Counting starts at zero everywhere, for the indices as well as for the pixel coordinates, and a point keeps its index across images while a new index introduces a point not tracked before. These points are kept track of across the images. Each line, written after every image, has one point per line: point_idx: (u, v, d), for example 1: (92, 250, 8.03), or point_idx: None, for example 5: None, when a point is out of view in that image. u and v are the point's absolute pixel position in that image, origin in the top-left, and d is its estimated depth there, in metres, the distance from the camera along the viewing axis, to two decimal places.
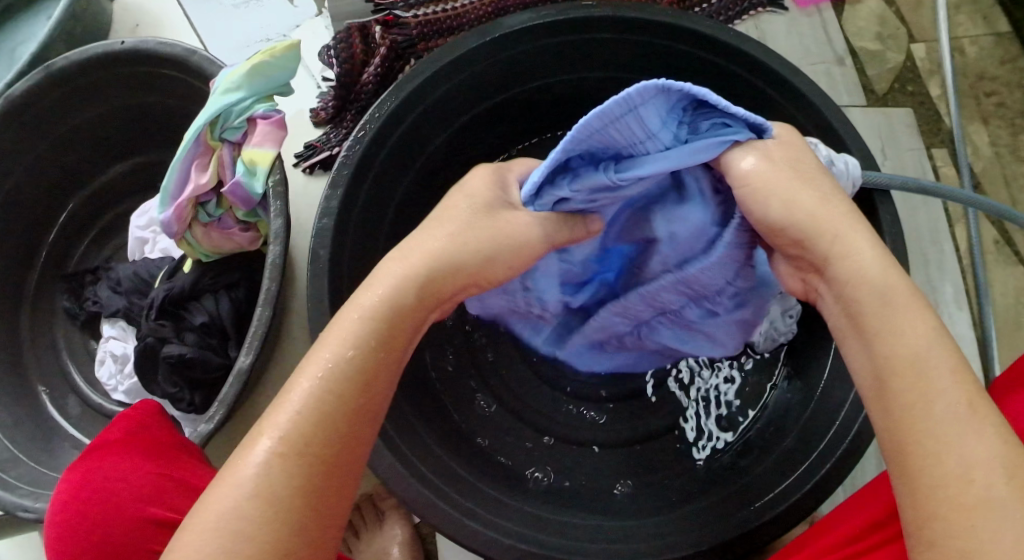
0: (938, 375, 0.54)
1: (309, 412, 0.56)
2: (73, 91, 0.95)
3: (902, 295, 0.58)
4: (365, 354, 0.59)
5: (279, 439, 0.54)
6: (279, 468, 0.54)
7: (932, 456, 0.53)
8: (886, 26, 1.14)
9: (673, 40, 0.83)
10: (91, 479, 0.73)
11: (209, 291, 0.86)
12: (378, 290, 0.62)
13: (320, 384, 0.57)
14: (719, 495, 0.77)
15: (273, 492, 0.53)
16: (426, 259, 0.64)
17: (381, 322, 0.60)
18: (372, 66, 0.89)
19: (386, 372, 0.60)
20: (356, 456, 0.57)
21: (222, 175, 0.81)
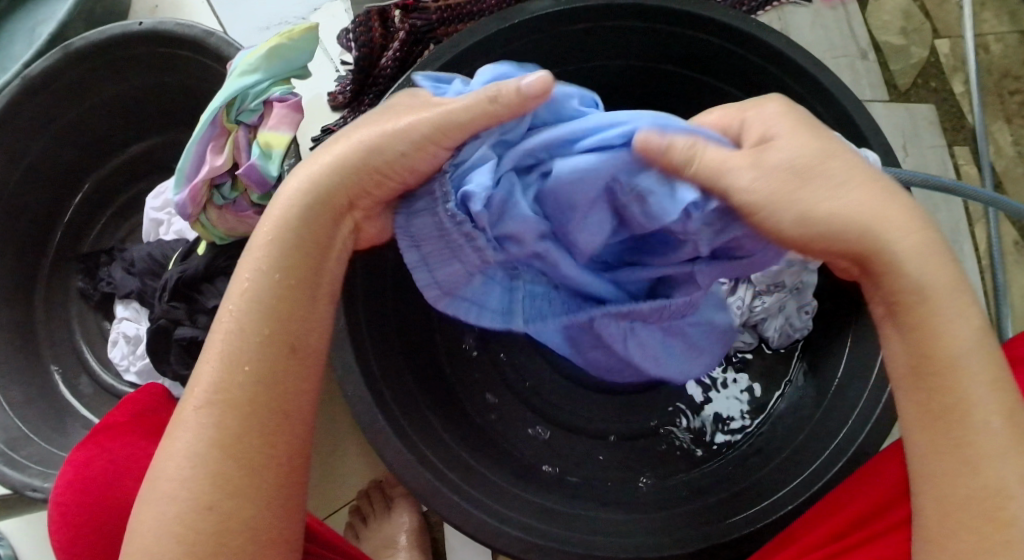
0: (973, 379, 0.55)
1: (234, 350, 0.57)
2: (90, 71, 0.95)
3: (938, 286, 0.55)
4: (266, 293, 0.57)
5: (210, 387, 0.56)
6: (207, 424, 0.56)
7: (968, 470, 0.55)
8: (912, 21, 1.12)
9: (695, 31, 0.82)
10: (94, 462, 0.73)
11: (222, 273, 0.86)
12: (283, 206, 0.58)
13: (227, 333, 0.57)
14: (729, 492, 0.76)
15: (224, 431, 0.56)
16: (319, 176, 0.58)
17: (296, 242, 0.58)
18: (390, 50, 0.89)
19: (311, 286, 0.59)
20: (303, 370, 0.59)
21: (238, 158, 0.81)
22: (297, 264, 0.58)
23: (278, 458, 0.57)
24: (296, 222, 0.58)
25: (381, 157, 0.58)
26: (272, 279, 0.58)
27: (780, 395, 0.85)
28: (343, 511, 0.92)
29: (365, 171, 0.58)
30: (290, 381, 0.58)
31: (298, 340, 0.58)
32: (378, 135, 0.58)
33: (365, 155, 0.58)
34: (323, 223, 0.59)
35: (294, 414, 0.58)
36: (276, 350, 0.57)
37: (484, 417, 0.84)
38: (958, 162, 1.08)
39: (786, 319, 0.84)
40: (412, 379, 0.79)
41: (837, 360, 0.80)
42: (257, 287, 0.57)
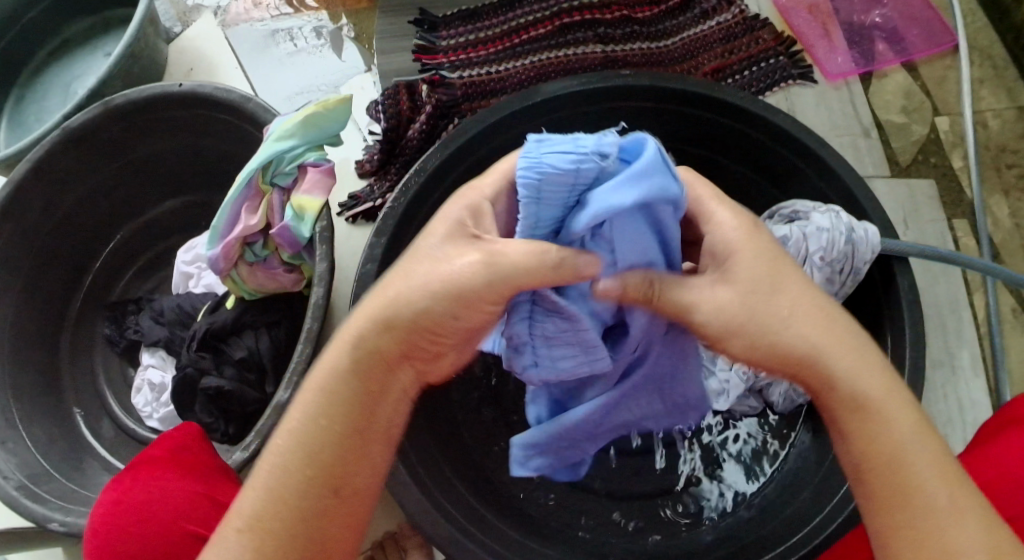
0: (916, 454, 0.58)
1: (280, 472, 0.60)
2: (129, 126, 1.00)
3: (876, 389, 0.60)
4: (317, 434, 0.60)
5: (246, 514, 0.60)
6: (251, 541, 0.59)
7: (915, 544, 0.57)
8: (912, 100, 1.17)
9: (709, 111, 0.87)
10: (130, 494, 0.76)
11: (250, 327, 0.90)
12: (352, 332, 0.61)
13: (284, 448, 0.61)
14: (734, 548, 0.78)
15: (264, 550, 0.59)
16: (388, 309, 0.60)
17: (350, 367, 0.61)
18: (417, 123, 0.94)
19: (366, 429, 0.61)
20: (355, 504, 0.62)
21: (271, 219, 0.85)
22: (350, 406, 0.61)
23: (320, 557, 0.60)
24: (334, 387, 0.61)
25: (415, 318, 0.60)
26: (322, 425, 0.61)
27: (786, 456, 0.88)
28: None
29: (411, 337, 0.61)
30: (334, 516, 0.61)
31: (344, 483, 0.61)
32: (419, 290, 0.60)
33: (385, 306, 0.60)
34: (375, 376, 0.61)
35: (347, 517, 0.61)
36: (322, 491, 0.60)
37: (497, 470, 0.86)
38: (957, 234, 1.12)
39: (790, 384, 0.87)
40: (430, 432, 0.81)
41: None
42: (302, 427, 0.61)
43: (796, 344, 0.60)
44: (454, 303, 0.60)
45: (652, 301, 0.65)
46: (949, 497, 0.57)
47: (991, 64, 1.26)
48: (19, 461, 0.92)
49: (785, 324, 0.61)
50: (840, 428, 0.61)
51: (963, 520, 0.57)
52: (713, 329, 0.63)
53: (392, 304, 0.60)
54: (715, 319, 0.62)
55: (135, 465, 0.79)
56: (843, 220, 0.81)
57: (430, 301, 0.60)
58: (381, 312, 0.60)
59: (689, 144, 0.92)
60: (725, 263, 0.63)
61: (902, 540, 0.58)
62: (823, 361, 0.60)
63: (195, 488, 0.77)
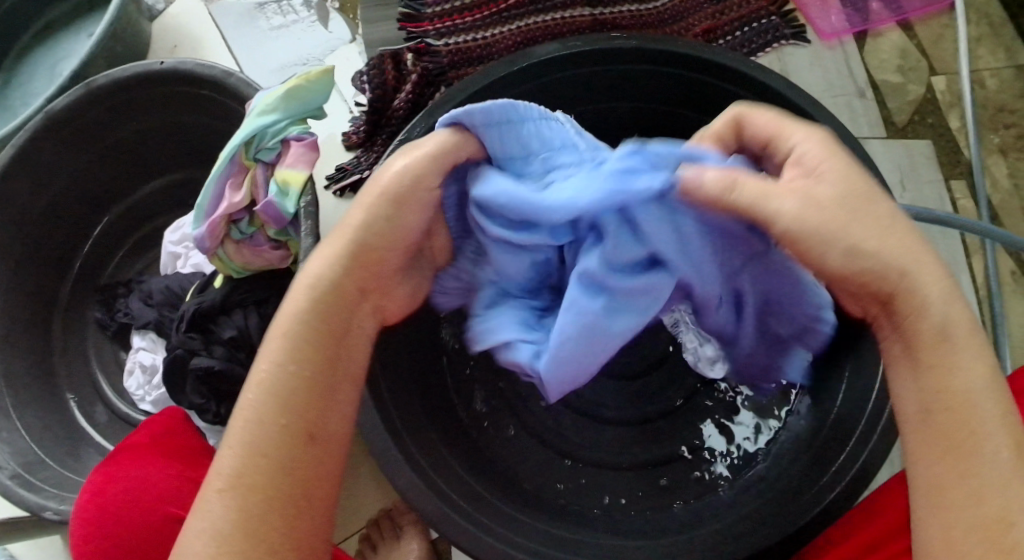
0: (982, 408, 0.57)
1: (252, 428, 0.59)
2: (111, 108, 0.98)
3: (961, 329, 0.59)
4: (288, 383, 0.60)
5: (221, 478, 0.58)
6: (228, 508, 0.57)
7: (973, 497, 0.56)
8: (908, 59, 1.15)
9: (698, 72, 0.85)
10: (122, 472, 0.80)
11: (239, 307, 0.88)
12: (317, 265, 0.63)
13: (255, 402, 0.60)
14: (733, 516, 0.78)
15: (246, 517, 0.57)
16: (360, 230, 0.63)
17: (321, 299, 0.62)
18: (403, 93, 0.92)
19: (333, 362, 0.62)
20: (329, 450, 0.61)
21: (255, 195, 0.84)
22: (319, 345, 0.62)
23: (303, 514, 0.59)
24: (300, 329, 0.61)
25: (389, 234, 0.64)
26: (291, 371, 0.60)
27: (788, 423, 0.85)
28: (353, 540, 0.93)
29: (359, 259, 0.63)
30: (310, 468, 0.60)
31: (317, 429, 0.60)
32: (368, 206, 0.64)
33: (346, 231, 0.64)
34: (334, 315, 0.63)
35: (326, 459, 0.61)
36: (295, 441, 0.59)
37: (492, 445, 0.85)
38: (955, 195, 1.10)
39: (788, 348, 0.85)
40: (423, 411, 0.81)
41: (837, 386, 0.81)
42: (271, 378, 0.60)
43: (875, 264, 0.59)
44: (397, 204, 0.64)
45: (735, 207, 0.61)
46: (1013, 460, 0.56)
47: (988, 22, 1.24)
48: (13, 449, 0.92)
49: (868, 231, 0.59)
50: (917, 363, 0.59)
51: (1017, 480, 0.56)
52: (804, 228, 0.59)
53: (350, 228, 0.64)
54: (793, 227, 0.59)
55: (116, 454, 0.82)
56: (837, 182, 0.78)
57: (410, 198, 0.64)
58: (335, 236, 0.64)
59: (680, 108, 0.90)
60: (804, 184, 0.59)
61: (953, 491, 0.57)
62: (911, 294, 0.59)
63: (179, 472, 0.82)
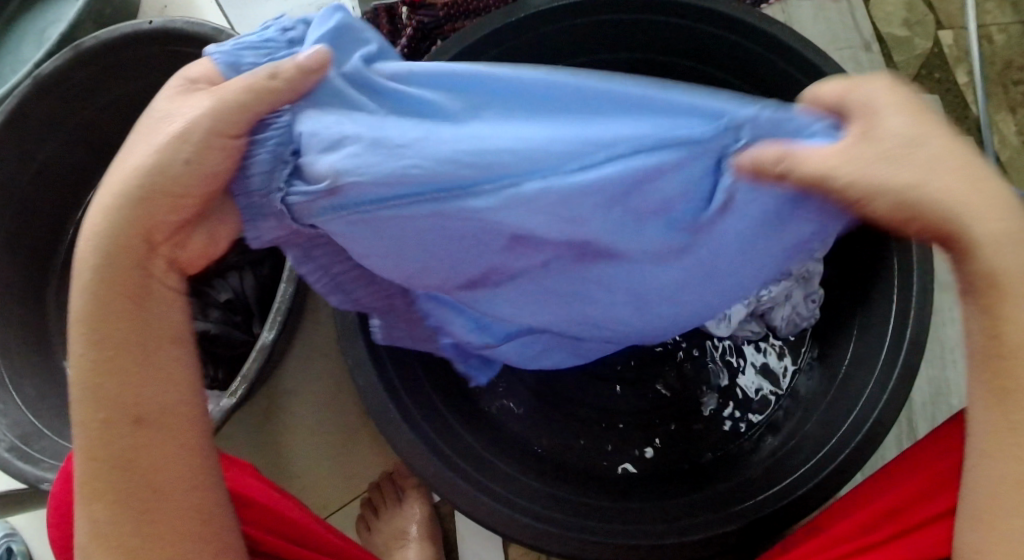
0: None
1: (90, 426, 0.60)
2: (100, 73, 0.96)
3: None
4: (90, 372, 0.59)
5: (82, 483, 0.60)
6: (93, 519, 0.60)
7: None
8: (915, 13, 1.12)
9: (702, 23, 0.83)
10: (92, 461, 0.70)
11: (235, 268, 0.87)
12: (94, 215, 0.57)
13: (81, 391, 0.59)
14: (737, 480, 0.76)
15: (103, 528, 0.60)
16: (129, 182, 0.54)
17: (103, 253, 0.57)
18: (400, 46, 0.90)
19: (136, 332, 0.59)
20: (174, 432, 0.61)
21: None
22: (120, 313, 0.58)
23: (156, 504, 0.60)
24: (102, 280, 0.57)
25: (159, 177, 0.54)
26: (111, 351, 0.59)
27: (791, 384, 0.85)
28: (353, 504, 0.91)
29: (153, 197, 0.54)
30: (155, 469, 0.60)
31: (142, 411, 0.60)
32: (134, 159, 0.55)
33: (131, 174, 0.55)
34: (125, 269, 0.57)
35: (171, 447, 0.61)
36: (122, 424, 0.59)
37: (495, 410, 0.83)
38: None
39: (793, 307, 0.83)
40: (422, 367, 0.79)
41: (846, 346, 0.81)
42: (85, 365, 0.59)
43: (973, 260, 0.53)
44: (197, 147, 0.53)
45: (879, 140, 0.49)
46: None
47: None
48: (9, 419, 0.91)
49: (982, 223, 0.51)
50: None
51: None
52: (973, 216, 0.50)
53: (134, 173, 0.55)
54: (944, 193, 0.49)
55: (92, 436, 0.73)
56: None
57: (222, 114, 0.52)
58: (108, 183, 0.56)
59: (681, 59, 0.88)
60: (874, 125, 0.49)
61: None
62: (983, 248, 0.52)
63: None
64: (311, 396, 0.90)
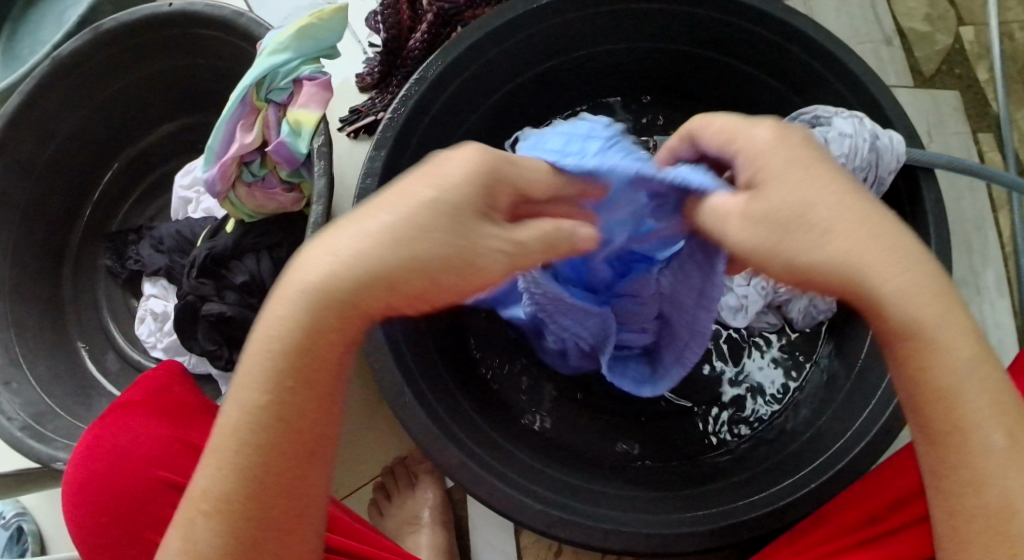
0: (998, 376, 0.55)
1: (230, 451, 0.57)
2: (118, 56, 0.97)
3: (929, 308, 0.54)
4: (277, 406, 0.56)
5: (207, 499, 0.57)
6: (206, 531, 0.57)
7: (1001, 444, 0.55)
8: (936, 8, 1.10)
9: (723, 14, 0.82)
10: (105, 441, 0.77)
11: (252, 250, 0.87)
12: (315, 268, 0.54)
13: (240, 416, 0.57)
14: (752, 473, 0.76)
15: (204, 546, 0.57)
16: (342, 275, 0.53)
17: (322, 303, 0.53)
18: (418, 32, 0.88)
19: (325, 380, 0.56)
20: (305, 468, 0.58)
21: (267, 136, 0.82)
22: (304, 372, 0.55)
23: (284, 526, 0.58)
24: (285, 364, 0.55)
25: (409, 256, 0.53)
26: (274, 400, 0.56)
27: (807, 378, 0.85)
28: (366, 488, 0.91)
29: (378, 284, 0.53)
30: (287, 493, 0.57)
31: (297, 450, 0.57)
32: (363, 243, 0.53)
33: (381, 254, 0.53)
34: (346, 325, 0.54)
35: (303, 481, 0.58)
36: (262, 453, 0.56)
37: (510, 395, 0.85)
38: (982, 148, 1.07)
39: (810, 300, 0.84)
40: (438, 353, 0.80)
41: (862, 340, 0.80)
42: (256, 404, 0.56)
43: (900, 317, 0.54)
44: (420, 221, 0.53)
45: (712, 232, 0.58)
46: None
47: None
48: (23, 399, 0.91)
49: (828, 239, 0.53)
50: None
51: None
52: (825, 251, 0.53)
53: (362, 257, 0.53)
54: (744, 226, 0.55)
55: (112, 411, 0.79)
56: (868, 127, 0.76)
57: (457, 199, 0.54)
58: (332, 265, 0.53)
59: (702, 50, 0.87)
60: (760, 182, 0.54)
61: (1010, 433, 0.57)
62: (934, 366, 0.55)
63: (164, 431, 0.77)
64: None
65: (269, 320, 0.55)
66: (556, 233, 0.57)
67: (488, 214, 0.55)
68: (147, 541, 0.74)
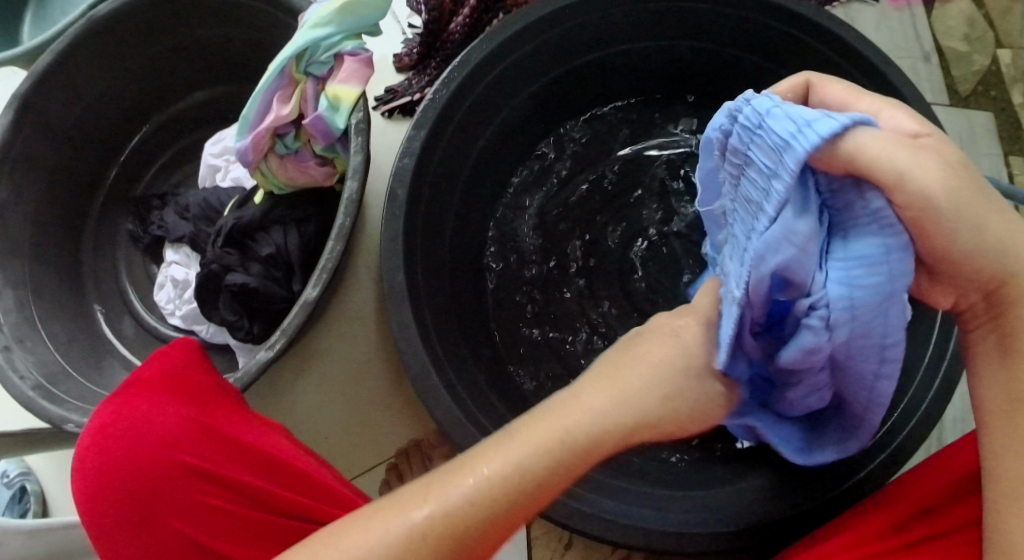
0: None
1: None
2: (156, 19, 0.96)
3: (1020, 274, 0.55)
4: (426, 523, 0.53)
5: None
6: None
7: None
8: (975, 28, 1.10)
9: (768, 17, 0.81)
10: (121, 419, 0.71)
11: (279, 223, 0.87)
12: (511, 455, 0.53)
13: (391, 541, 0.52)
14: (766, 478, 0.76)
15: None
16: (583, 427, 0.53)
17: (495, 495, 0.53)
18: (461, 16, 0.88)
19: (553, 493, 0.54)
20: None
21: (304, 110, 0.81)
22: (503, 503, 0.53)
23: None
24: (479, 518, 0.53)
25: (632, 417, 0.54)
26: (429, 526, 0.53)
27: None
28: (378, 468, 0.88)
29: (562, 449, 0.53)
30: None
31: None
32: (601, 405, 0.54)
33: (612, 410, 0.54)
34: (516, 512, 0.53)
35: None
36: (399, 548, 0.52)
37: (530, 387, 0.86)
38: (1012, 172, 1.07)
39: None
40: (462, 338, 0.80)
41: None
42: (425, 527, 0.53)
43: (996, 258, 0.54)
44: (677, 390, 0.55)
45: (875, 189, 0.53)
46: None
47: None
48: (39, 357, 0.91)
49: (978, 222, 0.53)
50: None
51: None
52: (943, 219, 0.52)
53: (616, 413, 0.54)
54: (915, 202, 0.52)
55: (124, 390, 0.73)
56: None
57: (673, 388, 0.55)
58: (607, 413, 0.53)
59: (744, 52, 0.87)
60: (912, 154, 0.53)
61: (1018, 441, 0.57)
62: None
63: (185, 412, 0.72)
64: (342, 358, 0.89)
65: (512, 455, 0.53)
66: (690, 385, 0.56)
67: (699, 389, 0.56)
68: (169, 527, 0.68)
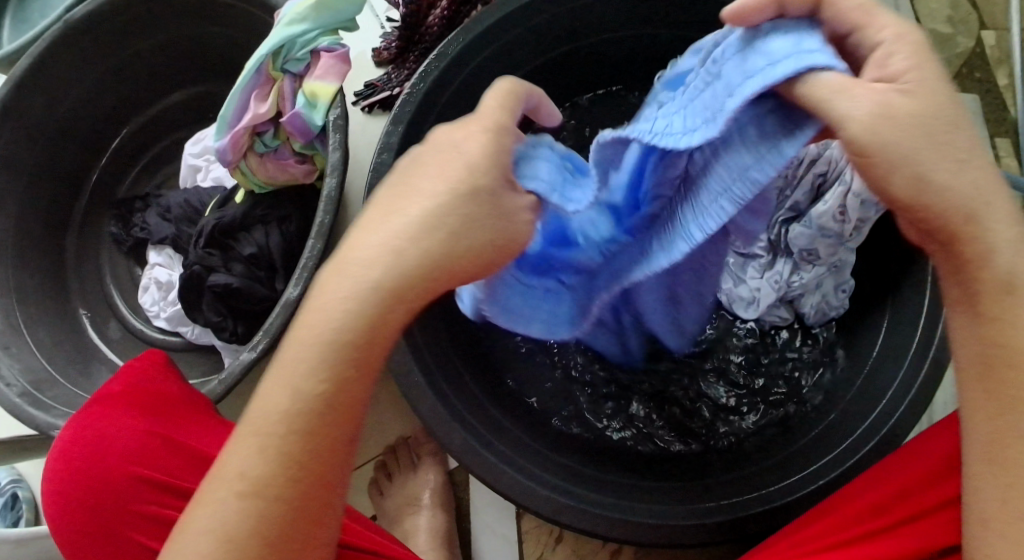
0: None
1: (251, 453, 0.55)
2: (133, 19, 0.96)
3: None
4: (286, 388, 0.55)
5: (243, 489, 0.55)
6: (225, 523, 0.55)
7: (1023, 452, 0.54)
8: (958, 10, 1.10)
9: None
10: (84, 434, 0.72)
11: (260, 222, 0.86)
12: (341, 293, 0.53)
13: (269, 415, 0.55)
14: (754, 468, 0.76)
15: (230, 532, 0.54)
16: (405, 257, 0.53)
17: (348, 342, 0.54)
18: (439, 8, 0.86)
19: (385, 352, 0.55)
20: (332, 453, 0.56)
21: (282, 107, 0.81)
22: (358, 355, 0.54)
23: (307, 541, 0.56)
24: (338, 361, 0.54)
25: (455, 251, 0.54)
26: (300, 396, 0.54)
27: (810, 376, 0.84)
28: (368, 466, 0.92)
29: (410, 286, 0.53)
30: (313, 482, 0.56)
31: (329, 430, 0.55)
32: (421, 230, 0.53)
33: (411, 240, 0.53)
34: (363, 360, 0.54)
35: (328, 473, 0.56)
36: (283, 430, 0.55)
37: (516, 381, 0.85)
38: (998, 154, 1.06)
39: (823, 296, 0.82)
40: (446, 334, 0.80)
41: (874, 339, 0.79)
42: (295, 398, 0.54)
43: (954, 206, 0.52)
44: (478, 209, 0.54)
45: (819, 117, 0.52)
46: None
47: None
48: (24, 365, 0.90)
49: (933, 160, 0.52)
50: None
51: None
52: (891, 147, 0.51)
53: (411, 236, 0.53)
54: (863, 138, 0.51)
55: (89, 405, 0.73)
56: None
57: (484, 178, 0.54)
58: (400, 240, 0.53)
59: None
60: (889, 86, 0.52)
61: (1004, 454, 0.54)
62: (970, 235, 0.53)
63: (143, 426, 0.72)
64: None
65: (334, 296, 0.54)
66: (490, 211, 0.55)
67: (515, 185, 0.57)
68: (130, 541, 0.70)
